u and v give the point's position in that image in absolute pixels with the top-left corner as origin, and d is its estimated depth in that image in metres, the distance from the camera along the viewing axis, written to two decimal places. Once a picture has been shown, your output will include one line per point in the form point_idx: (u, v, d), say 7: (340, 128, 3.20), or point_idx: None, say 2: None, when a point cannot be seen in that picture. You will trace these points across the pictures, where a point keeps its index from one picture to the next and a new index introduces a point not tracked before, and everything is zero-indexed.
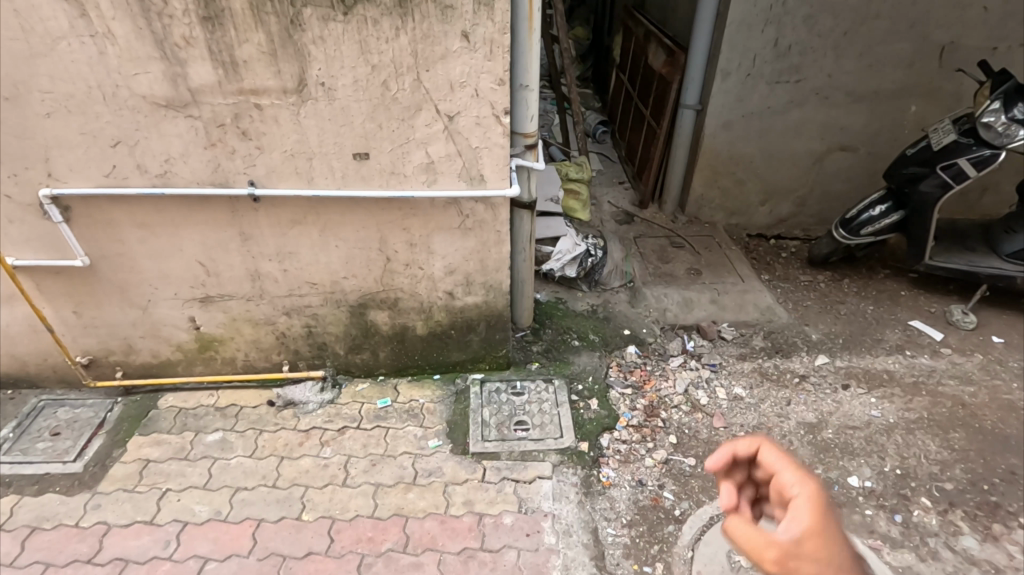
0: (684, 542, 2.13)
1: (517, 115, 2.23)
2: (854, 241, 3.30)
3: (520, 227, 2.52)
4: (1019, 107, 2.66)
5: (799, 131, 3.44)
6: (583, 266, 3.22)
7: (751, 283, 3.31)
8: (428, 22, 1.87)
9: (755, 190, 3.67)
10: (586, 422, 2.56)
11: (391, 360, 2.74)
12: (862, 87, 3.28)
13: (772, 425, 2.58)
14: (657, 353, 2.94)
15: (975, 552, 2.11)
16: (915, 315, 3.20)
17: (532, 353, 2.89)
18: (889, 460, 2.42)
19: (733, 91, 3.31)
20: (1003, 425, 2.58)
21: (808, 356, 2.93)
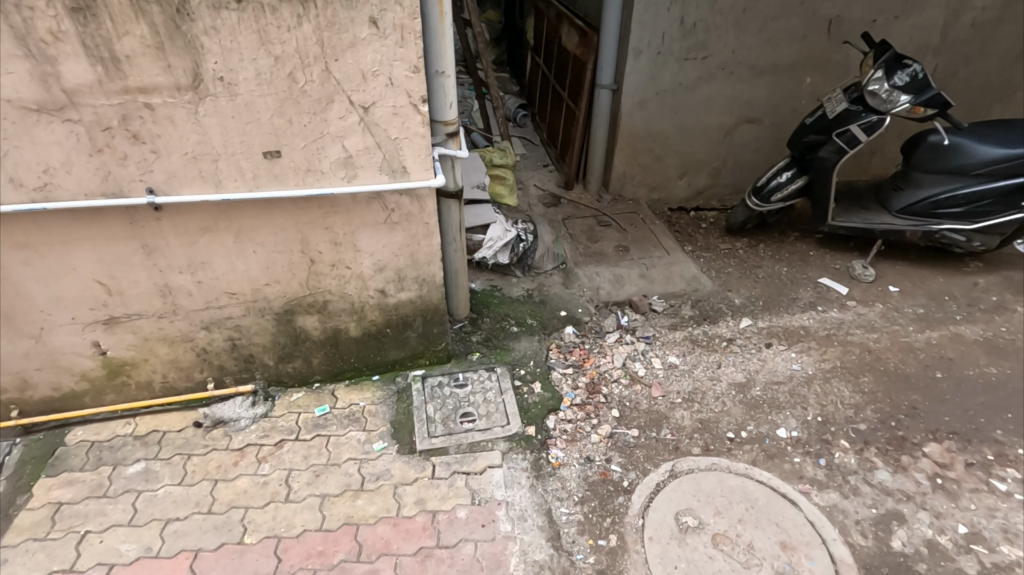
0: (634, 511, 2.21)
1: (435, 103, 2.17)
2: (766, 208, 3.50)
3: (448, 217, 2.47)
4: (898, 75, 2.89)
5: (709, 106, 3.58)
6: (515, 251, 3.22)
7: (676, 256, 3.44)
8: (332, 8, 1.76)
9: (672, 165, 3.81)
10: (531, 406, 2.58)
11: (326, 365, 2.62)
12: (762, 61, 3.46)
13: (705, 389, 2.71)
14: (594, 331, 3.00)
15: (889, 483, 2.32)
16: (824, 273, 3.44)
17: (472, 343, 2.87)
18: (811, 409, 2.61)
19: (645, 70, 3.39)
20: (905, 366, 2.83)
21: (733, 320, 3.09)
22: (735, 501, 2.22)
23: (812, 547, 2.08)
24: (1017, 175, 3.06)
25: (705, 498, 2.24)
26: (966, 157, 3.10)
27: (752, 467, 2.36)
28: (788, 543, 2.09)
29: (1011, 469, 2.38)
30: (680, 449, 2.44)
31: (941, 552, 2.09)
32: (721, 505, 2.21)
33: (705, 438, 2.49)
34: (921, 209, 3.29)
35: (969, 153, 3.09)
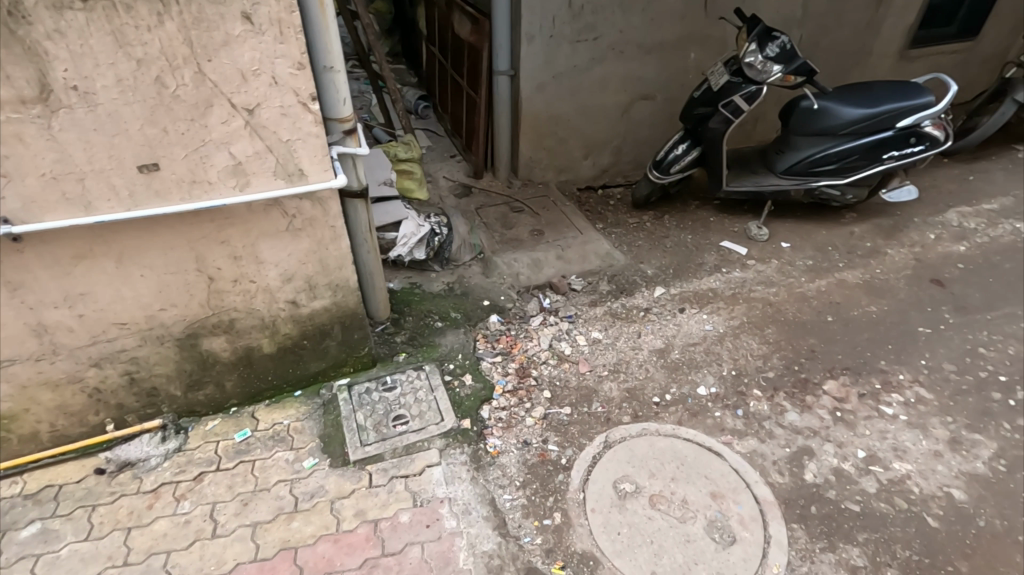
0: (575, 486, 2.27)
1: (327, 100, 2.07)
2: (667, 180, 3.67)
3: (356, 217, 2.38)
4: (770, 47, 3.11)
5: (604, 86, 3.68)
6: (431, 245, 3.18)
7: (589, 234, 3.54)
8: (196, 4, 1.62)
9: (576, 146, 3.89)
10: (464, 399, 2.57)
11: (241, 387, 2.47)
12: (649, 40, 3.59)
13: (629, 359, 2.82)
14: (518, 316, 3.03)
15: (798, 423, 2.52)
16: (724, 236, 3.67)
17: (397, 344, 2.80)
18: (725, 364, 2.80)
19: (540, 54, 3.43)
20: (801, 314, 3.08)
21: (647, 290, 3.23)
22: (666, 462, 2.34)
23: (738, 492, 2.24)
24: (877, 131, 3.40)
25: (639, 462, 2.34)
26: (834, 119, 3.40)
27: (679, 427, 2.50)
28: (717, 492, 2.23)
29: (896, 394, 2.66)
30: (612, 420, 2.53)
31: (847, 478, 2.31)
32: (655, 467, 2.32)
33: (633, 406, 2.59)
34: (801, 169, 3.58)
35: (836, 115, 3.39)
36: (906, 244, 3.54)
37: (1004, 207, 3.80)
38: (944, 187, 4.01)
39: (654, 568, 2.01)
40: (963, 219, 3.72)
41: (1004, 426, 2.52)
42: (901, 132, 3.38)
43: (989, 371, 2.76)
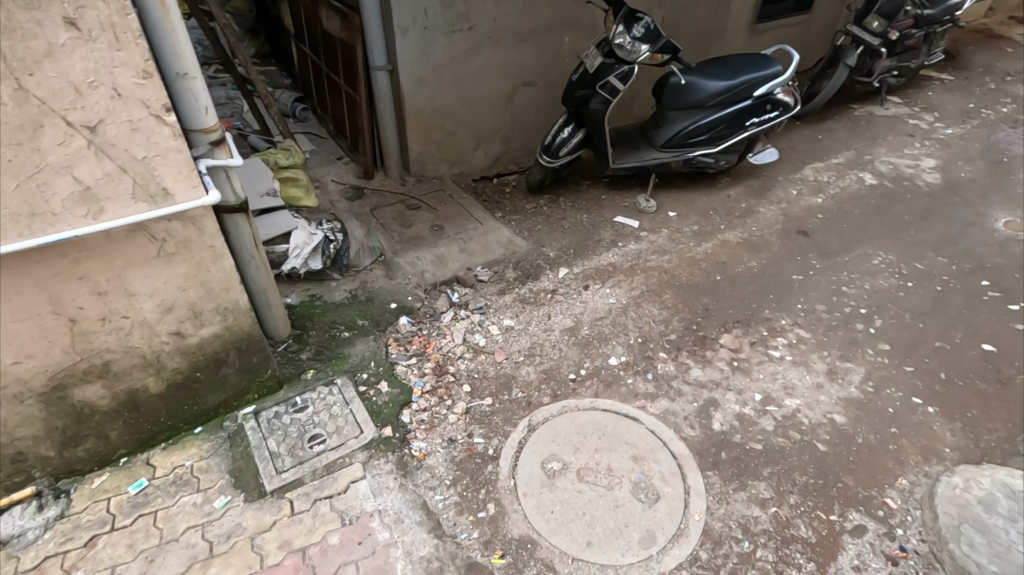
0: (505, 474, 2.29)
1: (186, 110, 1.89)
2: (557, 163, 3.77)
3: (239, 234, 2.21)
4: (636, 28, 3.28)
5: (485, 75, 3.68)
6: (327, 253, 3.04)
7: (489, 224, 3.55)
8: (4, 10, 1.41)
9: (465, 137, 3.87)
10: (382, 407, 2.50)
11: (130, 435, 2.23)
12: (523, 27, 3.62)
13: (542, 342, 2.88)
14: (428, 315, 2.99)
15: (701, 377, 2.71)
16: (617, 212, 3.84)
17: (303, 361, 2.66)
18: (631, 333, 2.94)
19: (416, 47, 3.36)
20: (693, 276, 3.30)
21: (552, 272, 3.31)
22: (589, 434, 2.42)
23: (657, 451, 2.37)
24: (738, 101, 3.69)
25: (563, 440, 2.40)
26: (700, 92, 3.65)
27: (597, 399, 2.59)
28: (638, 455, 2.34)
29: (781, 338, 2.93)
30: (533, 403, 2.58)
31: (748, 420, 2.52)
32: (579, 442, 2.39)
33: (552, 386, 2.66)
34: (678, 141, 3.82)
35: (701, 88, 3.64)
36: (775, 201, 3.89)
37: (849, 160, 4.28)
38: (800, 147, 4.45)
39: (589, 538, 2.08)
40: (818, 173, 4.15)
41: (870, 351, 2.85)
42: (759, 100, 3.70)
43: (853, 305, 3.11)
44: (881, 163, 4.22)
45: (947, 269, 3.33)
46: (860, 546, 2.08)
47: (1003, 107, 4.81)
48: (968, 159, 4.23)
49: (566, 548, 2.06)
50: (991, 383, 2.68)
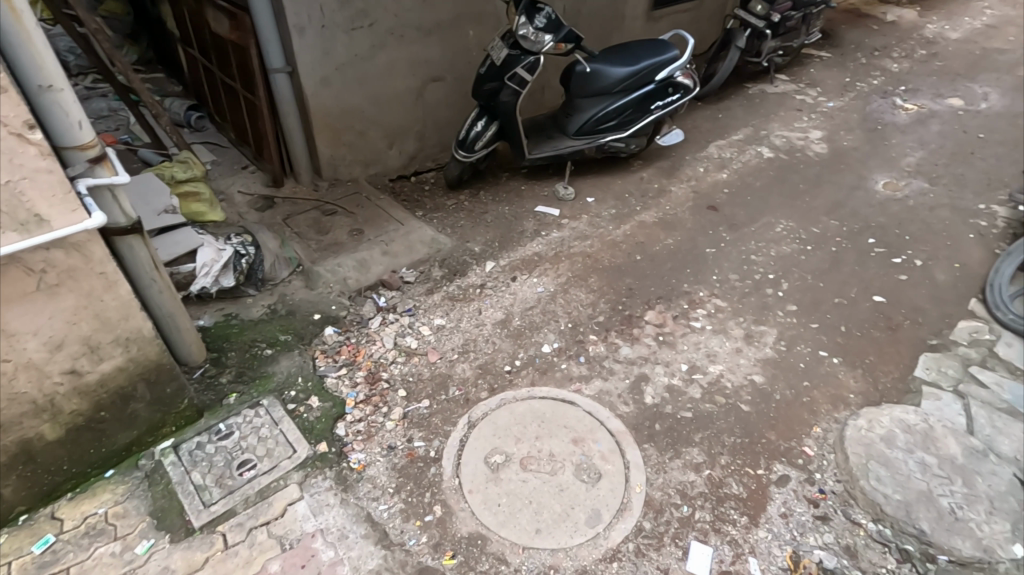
0: (449, 474, 2.27)
1: (56, 127, 1.72)
2: (474, 157, 3.76)
3: (136, 257, 2.04)
4: (538, 19, 3.34)
5: (392, 72, 3.58)
6: (240, 269, 2.88)
7: (410, 224, 3.49)
8: None
9: (377, 137, 3.77)
10: (315, 423, 2.41)
11: (28, 489, 2.02)
12: (426, 21, 3.53)
13: (475, 337, 2.87)
14: (355, 322, 2.90)
15: (631, 354, 2.81)
16: (537, 202, 3.88)
17: (224, 385, 2.51)
18: (562, 319, 2.99)
19: (315, 46, 3.23)
20: (615, 258, 3.40)
21: (478, 267, 3.30)
22: (529, 423, 2.45)
23: (595, 432, 2.43)
24: (642, 86, 3.83)
25: (504, 432, 2.41)
26: (606, 80, 3.76)
27: (533, 388, 2.62)
28: (578, 438, 2.39)
29: (701, 309, 3.08)
30: (471, 400, 2.57)
31: (677, 391, 2.64)
32: (520, 432, 2.41)
33: (488, 380, 2.66)
34: (589, 128, 3.91)
35: (606, 75, 3.75)
36: (684, 180, 4.08)
37: (748, 136, 4.55)
38: (703, 127, 4.68)
39: (537, 526, 2.11)
40: (721, 150, 4.38)
41: (779, 313, 3.05)
42: (661, 84, 3.86)
43: (762, 272, 3.32)
44: (776, 138, 4.52)
45: (839, 231, 3.62)
46: (786, 494, 2.24)
47: (874, 79, 5.27)
48: (849, 129, 4.61)
49: (516, 539, 2.08)
50: (884, 331, 2.95)
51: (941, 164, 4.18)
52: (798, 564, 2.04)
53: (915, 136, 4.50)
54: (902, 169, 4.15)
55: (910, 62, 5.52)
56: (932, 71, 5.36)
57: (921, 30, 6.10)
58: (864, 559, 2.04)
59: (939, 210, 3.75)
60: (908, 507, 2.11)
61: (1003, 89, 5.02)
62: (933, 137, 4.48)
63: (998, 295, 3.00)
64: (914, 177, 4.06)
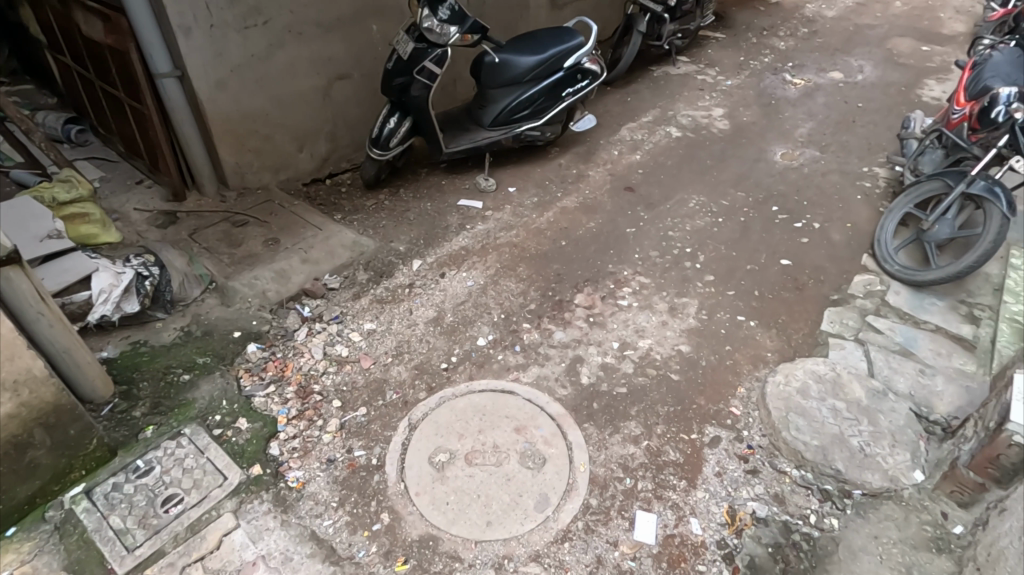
0: (394, 479, 2.23)
1: None
2: (389, 154, 3.67)
3: (17, 290, 1.85)
4: (441, 10, 3.29)
5: (294, 72, 3.41)
6: (144, 292, 2.65)
7: (329, 229, 3.37)
8: None
9: (285, 141, 3.59)
10: (245, 446, 2.30)
11: None
12: (325, 17, 3.38)
13: (408, 338, 2.82)
14: (279, 335, 2.77)
15: (565, 338, 2.86)
16: (459, 196, 3.85)
17: (138, 418, 2.33)
18: (494, 311, 3.00)
19: (205, 47, 3.03)
20: (542, 245, 3.45)
21: (405, 266, 3.24)
22: (470, 418, 2.44)
23: (536, 418, 2.46)
24: (551, 74, 3.88)
25: (446, 430, 2.39)
26: (515, 69, 3.78)
27: (472, 382, 2.62)
28: (520, 426, 2.41)
29: (627, 288, 3.18)
30: (410, 402, 2.53)
31: (611, 368, 2.72)
32: (463, 428, 2.40)
33: (425, 380, 2.63)
34: (503, 118, 3.92)
35: (515, 65, 3.78)
36: (601, 164, 4.19)
37: (656, 117, 4.73)
38: (613, 111, 4.82)
39: (487, 518, 2.12)
40: (633, 133, 4.53)
41: (699, 285, 3.21)
42: (569, 71, 3.92)
43: (680, 247, 3.48)
44: (682, 117, 4.73)
45: (745, 202, 3.85)
46: (719, 454, 2.37)
47: (765, 57, 5.62)
48: (747, 105, 4.90)
49: (468, 534, 2.08)
50: (792, 291, 3.17)
51: (829, 133, 4.53)
52: (735, 517, 2.17)
53: (805, 108, 4.84)
54: (796, 140, 4.46)
55: (795, 40, 5.92)
56: (814, 48, 5.78)
57: (801, 10, 6.56)
58: (792, 504, 2.20)
59: (831, 176, 4.07)
60: (825, 450, 2.28)
61: (875, 61, 5.49)
62: (820, 108, 4.84)
63: (885, 249, 3.26)
64: (807, 147, 4.38)
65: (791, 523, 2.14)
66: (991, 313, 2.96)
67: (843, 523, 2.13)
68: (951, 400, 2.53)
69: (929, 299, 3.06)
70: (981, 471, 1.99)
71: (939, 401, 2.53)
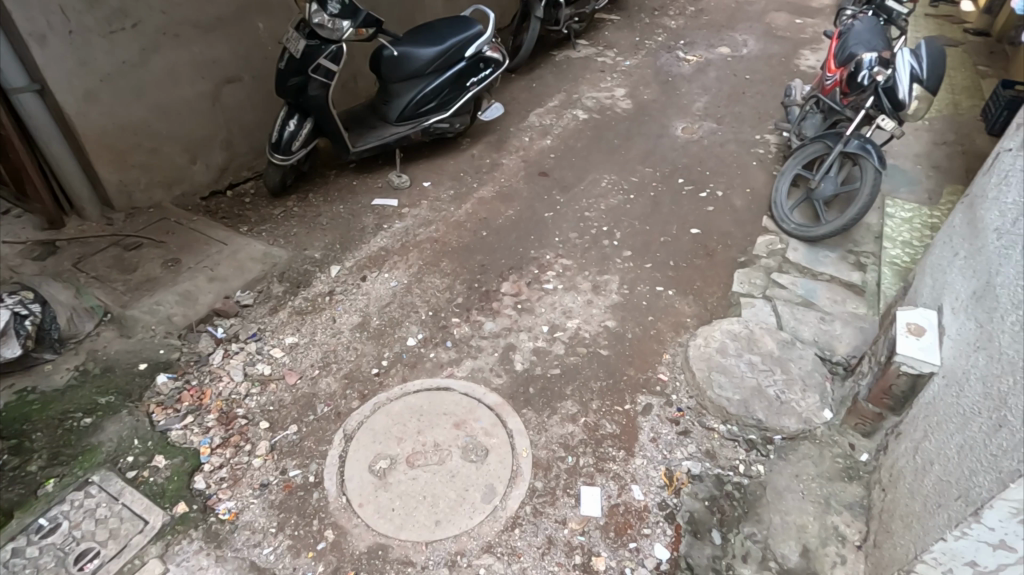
0: (335, 494, 2.16)
1: None
2: (293, 158, 3.50)
3: None
4: (330, 5, 3.15)
5: (175, 78, 3.16)
6: (25, 333, 2.39)
7: (235, 242, 3.18)
8: None
9: (174, 153, 3.33)
10: (165, 485, 2.15)
11: None
12: (203, 17, 3.14)
13: (334, 347, 2.72)
14: (192, 362, 2.59)
15: (495, 328, 2.87)
16: (373, 195, 3.74)
17: (36, 473, 2.11)
18: (421, 309, 2.95)
19: (65, 56, 2.74)
20: (462, 238, 3.42)
21: (323, 273, 3.11)
22: (408, 420, 2.39)
23: (475, 411, 2.45)
24: (453, 64, 3.84)
25: (383, 436, 2.34)
26: (416, 62, 3.71)
27: (406, 384, 2.57)
28: (458, 421, 2.40)
29: (550, 271, 3.23)
30: (343, 412, 2.45)
31: (543, 352, 2.76)
32: (401, 432, 2.35)
33: (357, 388, 2.55)
34: (410, 112, 3.84)
35: (415, 57, 3.70)
36: (513, 151, 4.21)
37: (562, 101, 4.80)
38: (520, 98, 4.85)
39: (435, 518, 2.10)
40: (541, 118, 4.58)
41: (618, 261, 3.32)
42: (472, 60, 3.89)
43: (597, 226, 3.57)
44: (587, 100, 4.83)
45: (654, 177, 4.01)
46: (652, 421, 2.47)
47: (658, 37, 5.84)
48: (646, 84, 5.08)
49: (417, 537, 2.05)
50: (703, 258, 3.35)
51: (723, 106, 4.79)
52: (672, 477, 2.28)
53: (699, 84, 5.09)
54: (694, 114, 4.68)
55: (684, 19, 6.19)
56: (702, 25, 6.07)
57: None
58: (722, 457, 2.34)
59: (728, 145, 4.32)
60: (746, 403, 2.42)
61: (757, 35, 5.86)
62: (713, 83, 5.11)
63: (781, 210, 3.51)
64: (704, 120, 4.62)
65: (723, 475, 2.28)
66: (874, 259, 3.27)
67: (767, 467, 2.30)
68: (849, 341, 2.77)
69: (823, 252, 3.33)
70: (878, 402, 2.20)
71: (840, 343, 2.76)
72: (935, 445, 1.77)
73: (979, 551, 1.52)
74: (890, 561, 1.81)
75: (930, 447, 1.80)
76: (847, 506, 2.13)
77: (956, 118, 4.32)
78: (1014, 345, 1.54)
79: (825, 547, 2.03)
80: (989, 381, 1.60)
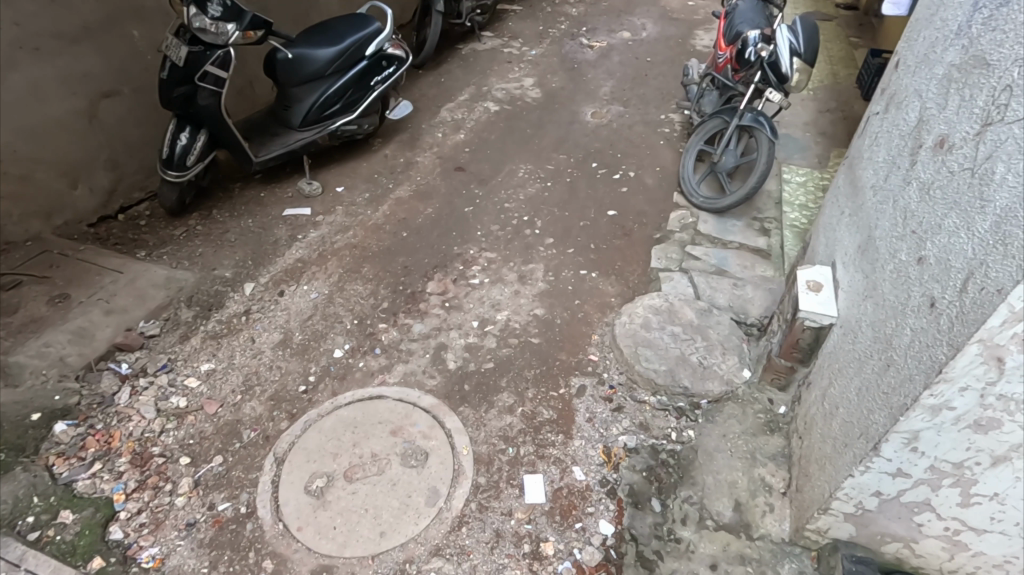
0: (270, 521, 2.07)
1: None
2: (189, 174, 3.28)
3: None
4: (211, 7, 2.95)
5: (40, 96, 2.87)
6: None
7: (132, 270, 2.94)
8: None
9: (50, 178, 3.03)
10: (76, 541, 1.99)
11: None
12: (65, 27, 2.86)
13: (256, 369, 2.59)
14: (95, 404, 2.38)
15: (425, 329, 2.83)
16: (283, 205, 3.57)
17: None
18: (346, 318, 2.86)
19: None
20: (383, 241, 3.34)
21: (236, 293, 2.95)
22: (343, 433, 2.31)
23: (411, 415, 2.41)
24: (354, 64, 3.71)
25: (318, 454, 2.25)
26: (314, 63, 3.56)
27: (337, 397, 2.48)
28: (395, 428, 2.35)
29: (475, 266, 3.21)
30: (271, 436, 2.34)
31: (475, 347, 2.75)
32: (336, 446, 2.27)
33: (285, 408, 2.44)
34: (314, 116, 3.69)
35: (313, 59, 3.56)
36: (427, 148, 4.14)
37: (472, 95, 4.78)
38: (429, 94, 4.78)
39: (380, 529, 2.05)
40: (453, 113, 4.53)
41: (542, 249, 3.35)
42: (374, 58, 3.78)
43: (518, 217, 3.59)
44: (497, 91, 4.83)
45: (568, 163, 4.07)
46: (587, 402, 2.53)
47: (561, 24, 5.93)
48: (554, 72, 5.15)
49: (363, 552, 2.00)
50: (622, 238, 3.45)
51: (628, 89, 4.94)
52: (610, 454, 2.34)
53: (604, 69, 5.22)
54: (601, 99, 4.79)
55: (584, 6, 6.32)
56: (602, 11, 6.23)
57: None
58: (655, 427, 2.43)
59: (636, 127, 4.46)
60: (672, 372, 2.53)
61: (654, 19, 6.08)
62: (617, 67, 5.25)
63: (689, 185, 3.67)
64: (612, 104, 4.74)
65: (657, 445, 2.37)
66: (776, 224, 3.49)
67: (697, 431, 2.41)
68: (760, 303, 2.95)
69: (730, 222, 3.51)
70: (789, 357, 2.35)
71: (752, 306, 2.93)
72: (839, 391, 1.92)
73: (882, 481, 1.66)
74: (810, 502, 1.95)
75: (834, 393, 1.95)
76: (771, 458, 2.27)
77: (836, 87, 4.68)
78: (894, 291, 1.68)
79: (755, 498, 2.16)
80: (877, 325, 1.75)
